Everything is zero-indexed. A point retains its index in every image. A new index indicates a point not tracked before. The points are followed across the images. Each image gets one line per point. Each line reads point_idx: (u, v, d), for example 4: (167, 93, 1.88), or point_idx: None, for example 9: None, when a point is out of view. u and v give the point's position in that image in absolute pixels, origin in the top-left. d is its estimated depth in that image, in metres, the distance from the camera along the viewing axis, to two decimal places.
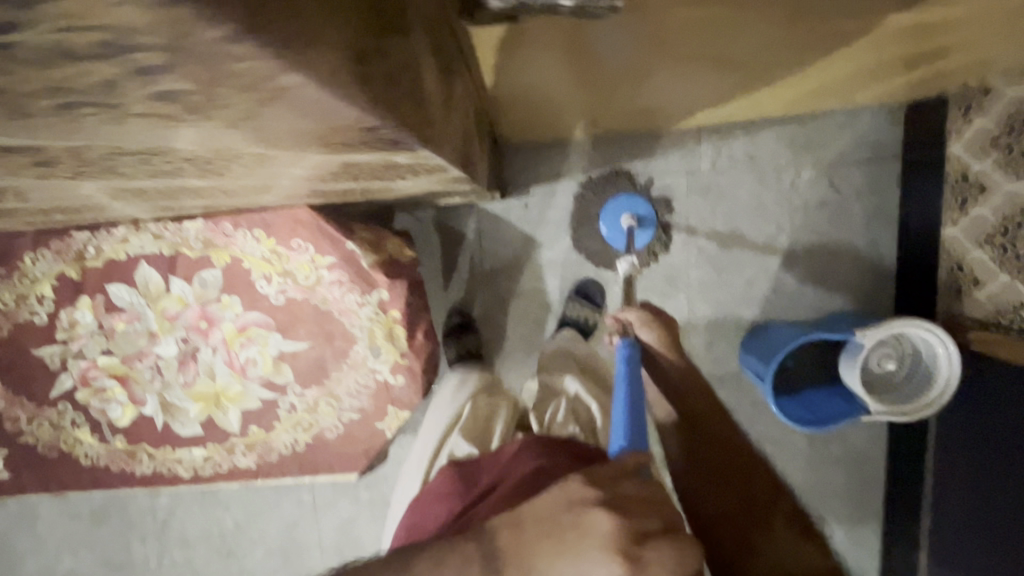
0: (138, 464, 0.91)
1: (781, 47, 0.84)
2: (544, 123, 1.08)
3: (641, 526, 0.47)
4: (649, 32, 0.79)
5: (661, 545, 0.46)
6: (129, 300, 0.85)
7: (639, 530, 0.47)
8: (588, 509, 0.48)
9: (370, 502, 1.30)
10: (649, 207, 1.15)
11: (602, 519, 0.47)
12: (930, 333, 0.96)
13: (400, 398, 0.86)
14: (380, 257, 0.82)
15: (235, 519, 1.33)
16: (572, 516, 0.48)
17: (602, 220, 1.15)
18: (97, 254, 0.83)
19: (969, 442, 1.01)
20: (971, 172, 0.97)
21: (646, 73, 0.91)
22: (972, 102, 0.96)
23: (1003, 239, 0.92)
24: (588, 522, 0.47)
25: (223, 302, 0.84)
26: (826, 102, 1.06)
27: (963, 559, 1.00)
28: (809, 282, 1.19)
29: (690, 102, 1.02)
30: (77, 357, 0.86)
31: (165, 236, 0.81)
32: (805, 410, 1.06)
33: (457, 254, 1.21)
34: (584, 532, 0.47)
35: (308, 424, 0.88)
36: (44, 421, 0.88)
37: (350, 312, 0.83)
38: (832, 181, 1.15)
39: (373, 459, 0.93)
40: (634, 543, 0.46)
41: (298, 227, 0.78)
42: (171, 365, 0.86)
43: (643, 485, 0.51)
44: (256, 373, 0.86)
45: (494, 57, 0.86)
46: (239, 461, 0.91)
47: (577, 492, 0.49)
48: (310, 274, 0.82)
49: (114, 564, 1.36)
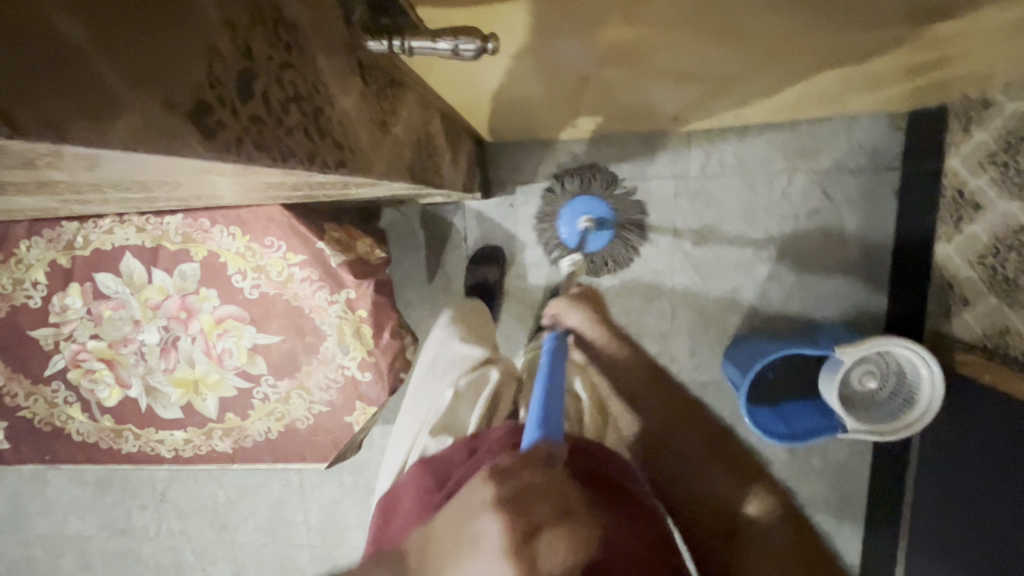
0: (123, 442, 0.96)
1: (764, 69, 0.76)
2: (533, 120, 1.00)
3: (532, 520, 0.37)
4: (636, 51, 0.67)
5: (552, 537, 0.37)
6: (114, 289, 0.89)
7: (529, 526, 0.37)
8: (480, 515, 0.38)
9: (353, 486, 1.35)
10: (607, 209, 1.14)
11: (493, 523, 0.37)
12: (911, 353, 0.94)
13: (368, 393, 0.88)
14: (348, 256, 0.84)
15: (227, 495, 1.40)
16: (469, 522, 0.38)
17: (560, 219, 1.15)
18: (85, 244, 0.88)
19: (978, 444, 0.92)
20: (968, 188, 0.94)
21: (622, 88, 0.83)
22: (972, 114, 0.92)
23: (994, 260, 0.89)
24: (481, 528, 0.37)
25: (201, 294, 0.87)
26: (818, 111, 1.03)
27: (945, 546, 0.99)
28: (797, 292, 1.16)
29: (682, 105, 0.95)
30: (69, 340, 0.91)
31: (147, 229, 0.86)
32: (782, 423, 1.05)
33: (442, 250, 1.22)
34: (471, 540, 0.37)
35: (280, 414, 0.91)
36: (39, 398, 0.94)
37: (320, 309, 0.85)
38: (825, 190, 1.12)
39: (343, 451, 0.94)
40: (524, 542, 0.36)
41: (271, 225, 0.82)
42: (153, 351, 0.90)
43: (541, 470, 0.41)
44: (232, 362, 0.89)
45: (458, 73, 0.73)
46: (217, 445, 0.95)
47: (473, 498, 0.40)
48: (282, 270, 0.84)
49: (116, 529, 1.45)
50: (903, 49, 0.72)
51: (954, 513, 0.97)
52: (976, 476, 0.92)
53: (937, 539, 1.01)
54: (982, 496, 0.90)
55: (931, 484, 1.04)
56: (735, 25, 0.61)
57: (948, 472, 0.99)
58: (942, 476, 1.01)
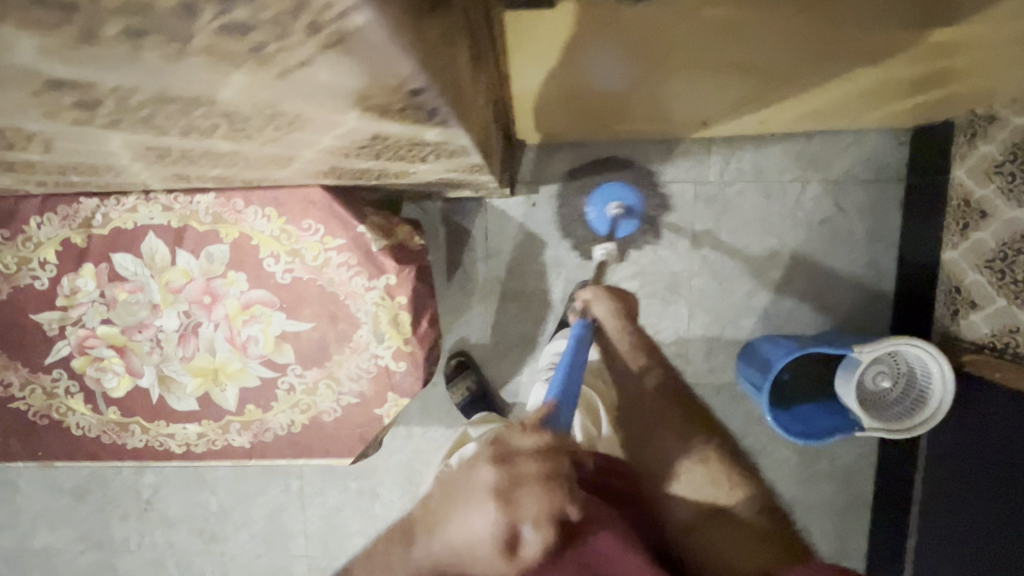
0: (129, 437, 0.90)
1: (812, 67, 0.77)
2: (569, 119, 1.00)
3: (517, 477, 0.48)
4: (709, 35, 0.67)
5: (531, 493, 0.48)
6: (133, 271, 0.84)
7: (515, 481, 0.48)
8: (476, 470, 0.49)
9: (359, 492, 1.30)
10: (636, 195, 1.17)
11: (484, 475, 0.48)
12: (925, 353, 0.98)
13: (401, 384, 0.85)
14: (389, 242, 0.82)
15: (220, 503, 1.32)
16: (466, 477, 0.50)
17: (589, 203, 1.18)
18: (103, 222, 0.83)
19: (991, 443, 0.95)
20: (973, 198, 0.99)
21: (667, 84, 0.84)
22: (977, 129, 0.98)
23: (1002, 264, 0.93)
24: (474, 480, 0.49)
25: (229, 278, 0.84)
26: (834, 123, 1.08)
27: (956, 534, 1.03)
28: (808, 296, 1.20)
29: (708, 111, 0.97)
30: (76, 325, 0.86)
31: (175, 208, 0.82)
32: (799, 423, 1.07)
33: (463, 248, 1.22)
34: (465, 490, 0.49)
35: (306, 406, 0.87)
36: (37, 387, 0.88)
37: (356, 295, 0.83)
38: (836, 199, 1.17)
39: (369, 446, 0.90)
40: (509, 491, 0.47)
41: (309, 207, 0.80)
42: (170, 338, 0.85)
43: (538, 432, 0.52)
44: (257, 351, 0.85)
45: (533, 52, 0.72)
46: (233, 440, 0.90)
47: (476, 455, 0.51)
48: (319, 254, 0.82)
49: (92, 542, 1.34)
50: (917, 55, 0.77)
51: (964, 504, 1.01)
52: (988, 472, 0.95)
53: (946, 526, 1.06)
54: (997, 494, 0.94)
55: (935, 476, 1.08)
56: (818, 12, 0.62)
57: (954, 468, 1.04)
58: (946, 470, 1.05)
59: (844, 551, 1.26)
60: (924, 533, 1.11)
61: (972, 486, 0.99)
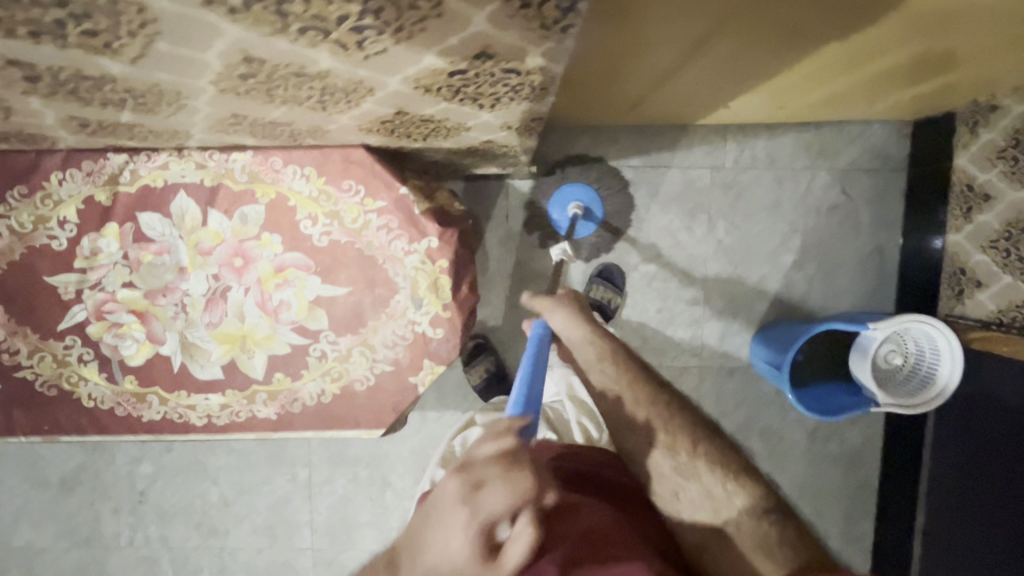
0: (145, 409, 0.85)
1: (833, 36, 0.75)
2: (598, 97, 0.97)
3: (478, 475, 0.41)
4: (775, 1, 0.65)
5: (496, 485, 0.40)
6: (160, 231, 0.81)
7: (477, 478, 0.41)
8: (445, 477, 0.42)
9: (369, 480, 1.26)
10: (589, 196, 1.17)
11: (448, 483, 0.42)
12: (935, 329, 1.02)
13: (438, 351, 0.84)
14: (430, 205, 0.82)
15: (221, 493, 1.26)
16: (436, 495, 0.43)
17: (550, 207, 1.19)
18: (131, 180, 0.80)
19: (995, 413, 0.99)
20: (976, 182, 1.06)
21: (702, 59, 0.81)
22: (979, 118, 1.04)
23: (1006, 243, 0.99)
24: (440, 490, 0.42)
25: (263, 239, 0.81)
26: (846, 112, 1.13)
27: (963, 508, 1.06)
28: (818, 280, 1.24)
29: (730, 91, 0.96)
30: (95, 288, 0.81)
31: (209, 166, 0.80)
32: (815, 401, 1.09)
33: (483, 229, 1.21)
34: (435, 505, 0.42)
35: (338, 373, 0.85)
36: (47, 355, 0.83)
37: (395, 259, 0.82)
38: (844, 187, 1.22)
39: (401, 417, 0.88)
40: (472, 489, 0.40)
41: (350, 167, 0.79)
42: (197, 303, 0.82)
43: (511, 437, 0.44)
44: (288, 316, 0.83)
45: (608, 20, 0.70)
46: (258, 411, 0.86)
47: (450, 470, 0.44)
48: (358, 217, 0.81)
49: (78, 538, 1.26)
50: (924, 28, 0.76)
51: (971, 477, 1.05)
52: (993, 441, 0.99)
53: (953, 503, 1.09)
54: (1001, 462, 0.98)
55: (943, 454, 1.12)
56: None
57: (961, 443, 1.08)
58: (953, 446, 1.09)
59: (852, 531, 1.29)
60: (933, 511, 1.14)
61: (979, 458, 1.03)
